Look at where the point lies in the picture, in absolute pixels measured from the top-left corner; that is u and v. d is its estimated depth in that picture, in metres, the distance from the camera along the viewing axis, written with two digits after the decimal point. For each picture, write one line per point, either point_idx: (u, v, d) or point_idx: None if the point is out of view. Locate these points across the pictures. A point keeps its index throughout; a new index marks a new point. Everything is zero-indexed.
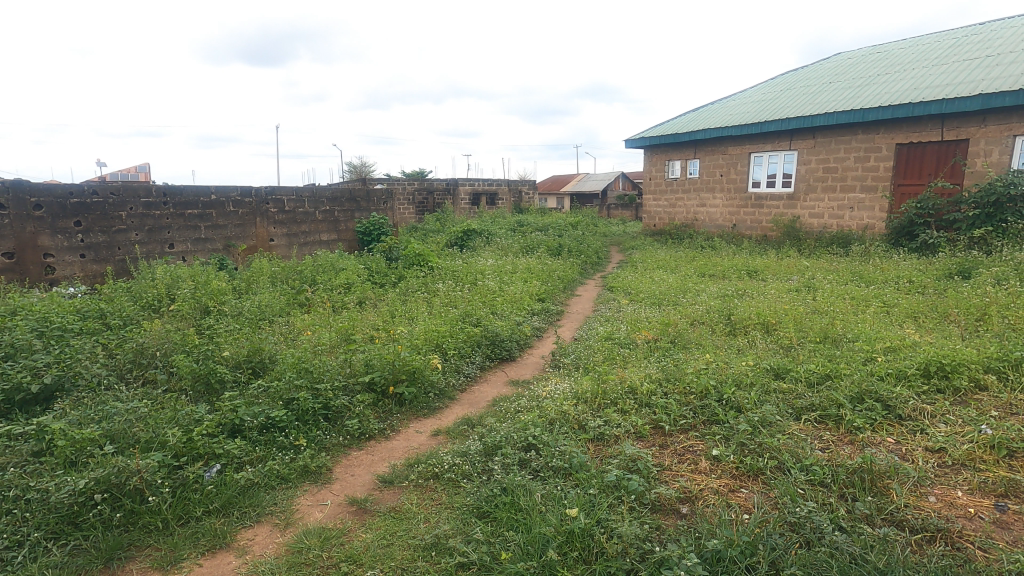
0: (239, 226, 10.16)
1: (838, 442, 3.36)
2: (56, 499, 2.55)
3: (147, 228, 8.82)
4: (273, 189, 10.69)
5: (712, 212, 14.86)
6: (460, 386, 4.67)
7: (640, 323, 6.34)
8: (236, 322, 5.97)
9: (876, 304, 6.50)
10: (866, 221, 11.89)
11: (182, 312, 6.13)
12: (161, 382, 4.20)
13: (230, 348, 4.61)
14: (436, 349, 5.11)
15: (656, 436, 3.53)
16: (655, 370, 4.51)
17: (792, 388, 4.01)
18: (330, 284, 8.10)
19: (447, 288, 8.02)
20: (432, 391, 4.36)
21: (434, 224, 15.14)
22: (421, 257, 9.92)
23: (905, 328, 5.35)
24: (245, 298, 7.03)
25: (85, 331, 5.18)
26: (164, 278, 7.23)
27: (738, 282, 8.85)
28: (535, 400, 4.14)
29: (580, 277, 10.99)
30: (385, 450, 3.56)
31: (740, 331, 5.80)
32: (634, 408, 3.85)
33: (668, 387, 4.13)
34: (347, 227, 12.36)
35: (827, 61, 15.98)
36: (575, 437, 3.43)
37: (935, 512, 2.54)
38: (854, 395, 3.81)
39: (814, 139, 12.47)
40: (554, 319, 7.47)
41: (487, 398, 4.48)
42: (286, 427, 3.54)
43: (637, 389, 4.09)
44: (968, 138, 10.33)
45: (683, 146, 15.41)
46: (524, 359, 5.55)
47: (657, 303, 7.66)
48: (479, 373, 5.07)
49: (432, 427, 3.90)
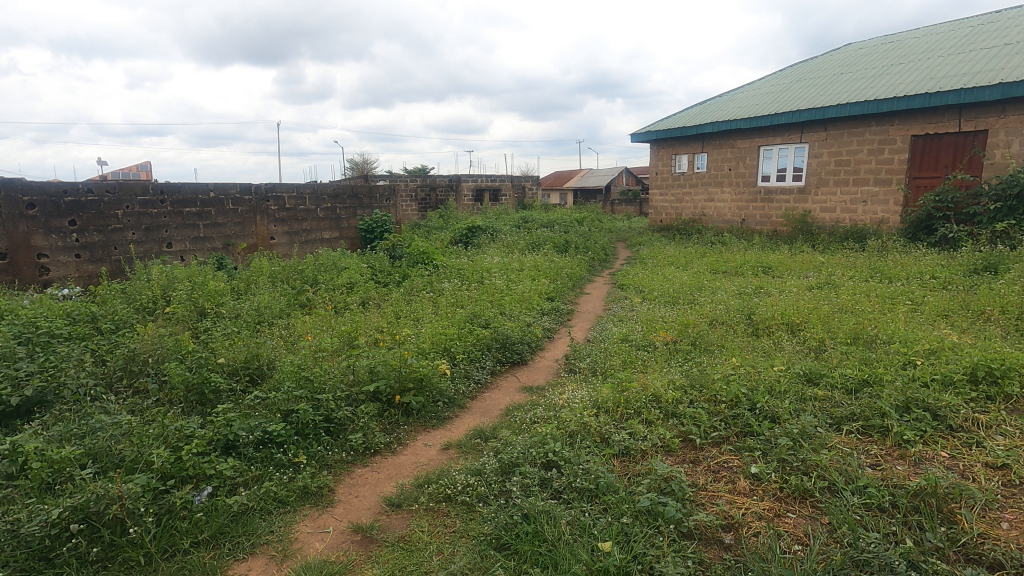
0: (238, 224, 9.88)
1: (887, 457, 3.07)
2: (25, 532, 2.27)
3: (144, 227, 8.55)
4: (273, 186, 10.41)
5: (720, 207, 14.52)
6: (471, 394, 4.39)
7: (656, 324, 6.04)
8: (233, 325, 5.72)
9: (904, 302, 6.20)
10: (880, 215, 11.55)
11: (177, 315, 5.86)
12: (152, 393, 3.94)
13: (225, 354, 4.36)
14: (444, 352, 4.84)
15: (686, 451, 3.26)
16: (679, 376, 4.23)
17: (828, 394, 3.74)
18: (332, 284, 7.83)
19: (452, 288, 7.72)
20: (440, 399, 4.09)
21: (437, 221, 14.84)
22: (426, 255, 9.66)
23: (941, 329, 5.05)
24: (243, 299, 6.76)
25: (75, 336, 4.91)
26: (160, 278, 6.97)
27: (754, 279, 8.57)
28: (552, 409, 3.86)
29: (588, 274, 10.72)
30: (392, 467, 3.28)
31: (764, 332, 5.51)
32: (659, 419, 3.57)
33: (695, 394, 3.85)
34: (350, 224, 12.06)
35: (838, 51, 15.63)
36: (598, 453, 3.16)
37: (1014, 543, 2.24)
38: (900, 403, 3.51)
39: (826, 132, 12.13)
40: (565, 319, 7.17)
41: (499, 407, 4.20)
42: (285, 442, 3.26)
43: (662, 397, 3.80)
44: (987, 129, 9.99)
45: (690, 140, 15.08)
46: (537, 362, 5.26)
47: (672, 301, 7.38)
48: (490, 378, 4.80)
49: (442, 440, 3.62)
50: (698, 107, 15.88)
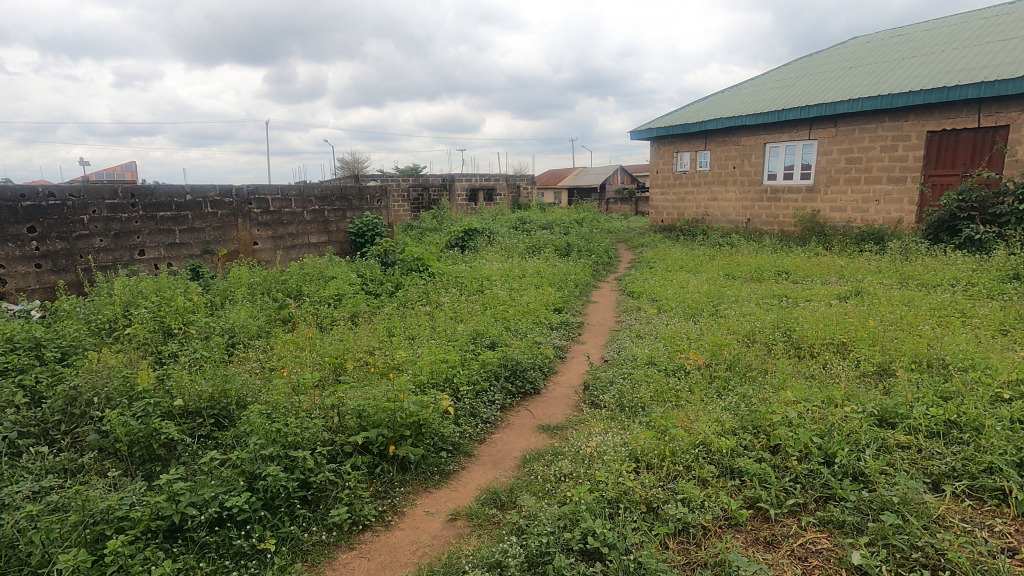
0: (218, 229, 9.08)
1: (1019, 537, 2.44)
2: None
3: (112, 233, 7.79)
4: (255, 187, 9.64)
5: (725, 206, 13.89)
6: (478, 437, 3.72)
7: (682, 342, 5.37)
8: (202, 349, 5.01)
9: (954, 315, 5.59)
10: (895, 215, 10.93)
11: (139, 339, 5.12)
12: (91, 445, 3.24)
13: (184, 391, 3.67)
14: (446, 384, 4.13)
15: (756, 525, 2.62)
16: (727, 415, 3.56)
17: (911, 440, 3.11)
18: (318, 296, 7.11)
19: (451, 300, 7.03)
20: (443, 448, 3.42)
21: (430, 222, 14.12)
22: (421, 261, 8.93)
23: (1014, 351, 4.42)
24: (216, 316, 6.03)
25: (11, 370, 4.17)
26: (122, 292, 6.19)
27: (777, 286, 7.94)
28: (579, 463, 3.17)
29: (593, 280, 10.05)
30: (386, 551, 2.61)
31: (807, 354, 4.87)
32: (716, 478, 2.91)
33: (751, 441, 3.19)
34: (338, 228, 11.25)
35: (844, 45, 15.07)
36: (648, 532, 2.52)
37: None
38: (1015, 459, 2.86)
39: (836, 128, 11.50)
40: (575, 335, 6.49)
41: (514, 455, 3.52)
42: (248, 520, 2.59)
43: (713, 446, 3.12)
44: (1009, 124, 9.40)
45: (694, 137, 14.44)
46: (552, 393, 4.57)
47: (693, 313, 6.73)
48: (501, 415, 4.11)
49: (450, 507, 2.94)
50: (700, 103, 15.30)
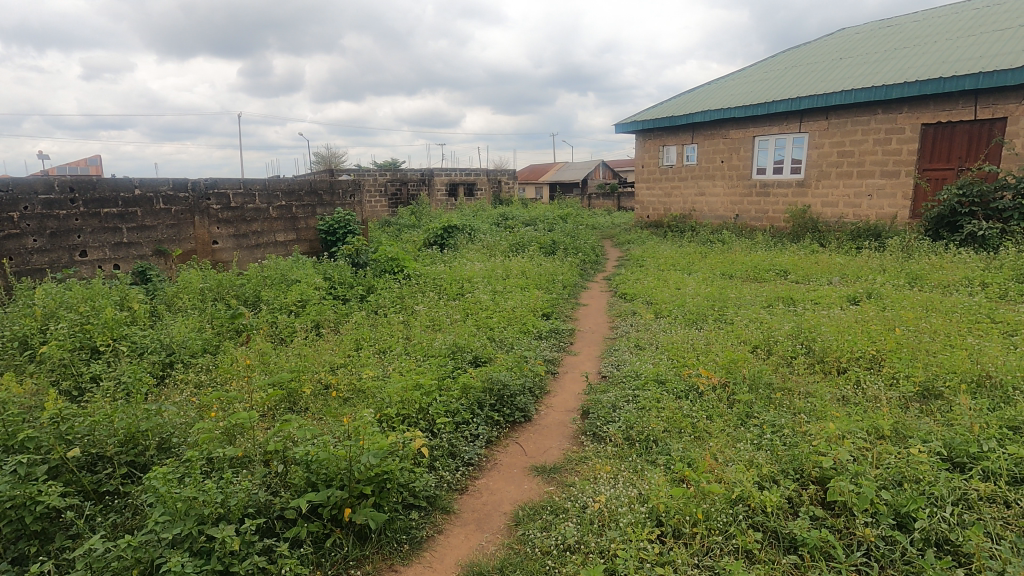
0: (172, 227, 8.12)
1: None
2: None
3: (48, 232, 6.94)
4: (214, 181, 8.71)
5: (713, 201, 13.35)
6: (459, 485, 3.04)
7: (690, 354, 4.72)
8: (128, 369, 4.23)
9: (983, 322, 5.04)
10: (889, 210, 10.46)
11: (51, 359, 4.33)
12: None
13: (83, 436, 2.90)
14: (419, 417, 3.41)
15: None
16: (761, 455, 2.92)
17: (996, 492, 2.49)
18: (278, 302, 6.31)
19: (427, 306, 6.31)
20: (415, 506, 2.75)
21: (408, 219, 13.31)
22: (395, 262, 8.15)
23: None
24: (155, 329, 5.21)
25: None
26: (44, 301, 5.36)
27: (779, 287, 7.36)
28: (587, 526, 2.51)
29: (581, 280, 9.39)
30: None
31: (836, 369, 4.25)
32: (764, 551, 2.29)
33: (799, 495, 2.56)
34: (308, 225, 10.25)
35: (834, 36, 14.64)
36: None
37: None
38: None
39: (828, 121, 11.01)
40: (567, 344, 5.83)
41: (502, 510, 2.84)
42: None
43: (755, 501, 2.49)
44: (1007, 116, 8.97)
45: (681, 129, 13.86)
46: (545, 421, 3.89)
47: (694, 318, 6.10)
48: (486, 453, 3.42)
49: None
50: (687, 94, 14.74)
